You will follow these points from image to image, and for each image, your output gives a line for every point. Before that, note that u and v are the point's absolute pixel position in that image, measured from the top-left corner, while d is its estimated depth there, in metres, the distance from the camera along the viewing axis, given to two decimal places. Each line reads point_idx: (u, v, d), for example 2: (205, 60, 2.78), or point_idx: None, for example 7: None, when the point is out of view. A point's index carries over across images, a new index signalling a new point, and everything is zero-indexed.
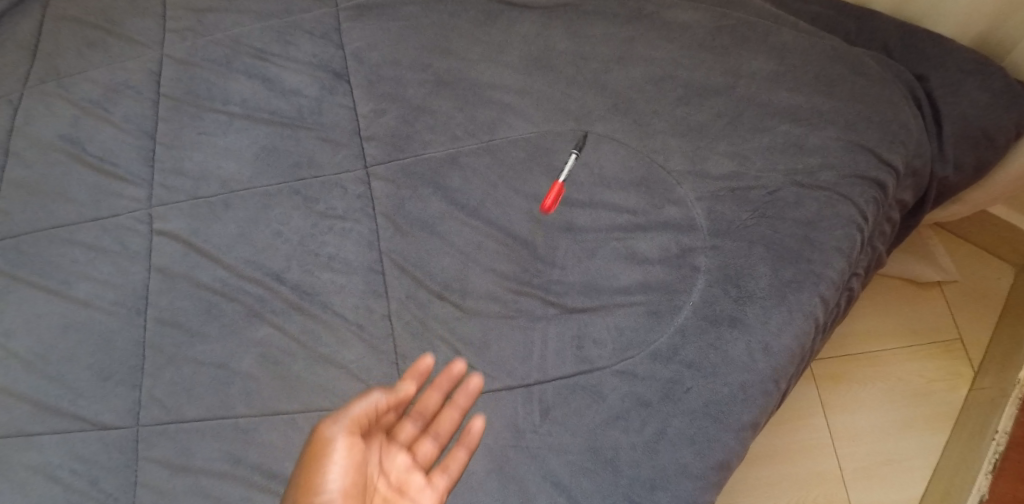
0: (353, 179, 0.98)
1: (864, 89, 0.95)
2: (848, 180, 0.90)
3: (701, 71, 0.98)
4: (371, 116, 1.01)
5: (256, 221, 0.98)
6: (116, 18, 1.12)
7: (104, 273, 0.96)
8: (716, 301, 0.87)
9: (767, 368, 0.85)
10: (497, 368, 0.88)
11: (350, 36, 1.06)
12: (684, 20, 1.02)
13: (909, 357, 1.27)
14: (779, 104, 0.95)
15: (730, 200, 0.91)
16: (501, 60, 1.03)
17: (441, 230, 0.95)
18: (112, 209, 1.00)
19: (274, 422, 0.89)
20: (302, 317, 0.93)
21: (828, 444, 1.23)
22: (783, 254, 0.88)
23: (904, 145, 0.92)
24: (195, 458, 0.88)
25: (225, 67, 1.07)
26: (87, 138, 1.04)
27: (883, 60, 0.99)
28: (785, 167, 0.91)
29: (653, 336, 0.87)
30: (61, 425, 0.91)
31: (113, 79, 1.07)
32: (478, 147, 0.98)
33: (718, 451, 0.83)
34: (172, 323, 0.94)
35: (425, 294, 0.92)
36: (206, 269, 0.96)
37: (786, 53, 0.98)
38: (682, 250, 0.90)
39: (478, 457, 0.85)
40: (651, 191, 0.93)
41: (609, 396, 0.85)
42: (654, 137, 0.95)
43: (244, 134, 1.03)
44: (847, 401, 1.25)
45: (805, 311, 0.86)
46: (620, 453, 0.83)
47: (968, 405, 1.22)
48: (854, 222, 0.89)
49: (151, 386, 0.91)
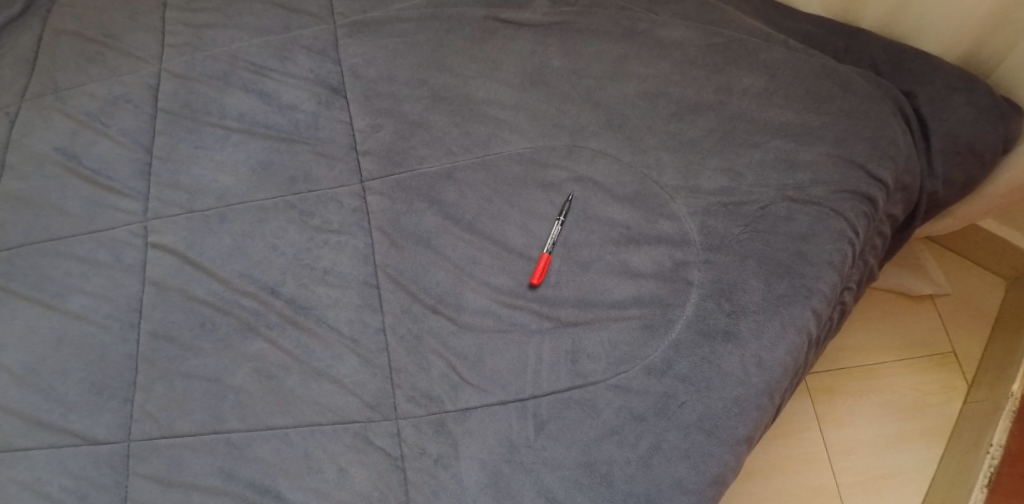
0: (349, 194, 0.99)
1: (854, 105, 0.96)
2: (839, 194, 0.91)
3: (692, 88, 0.99)
4: (367, 131, 1.02)
5: (251, 235, 0.98)
6: (115, 32, 1.13)
7: (98, 286, 0.96)
8: (709, 314, 0.87)
9: (761, 382, 0.85)
10: (492, 383, 0.88)
11: (346, 52, 1.07)
12: (677, 38, 1.03)
13: (903, 372, 1.28)
14: (771, 120, 0.96)
15: (723, 215, 0.91)
16: (496, 77, 1.04)
17: (437, 244, 0.95)
18: (107, 222, 1.00)
19: (267, 436, 0.88)
20: (297, 331, 0.93)
21: (823, 459, 1.23)
22: (776, 268, 0.89)
23: (894, 159, 0.93)
24: (186, 474, 0.87)
25: (222, 82, 1.08)
26: (83, 151, 1.04)
27: (872, 77, 1.01)
28: (776, 182, 0.92)
29: (647, 350, 0.87)
30: (52, 440, 0.90)
31: (111, 92, 1.08)
32: (473, 161, 0.99)
33: (713, 466, 0.83)
34: (165, 337, 0.93)
35: (420, 309, 0.92)
36: (201, 283, 0.96)
37: (777, 70, 0.99)
38: (676, 264, 0.90)
39: (473, 473, 0.85)
40: (645, 206, 0.94)
41: (604, 411, 0.85)
42: (648, 153, 0.96)
43: (241, 149, 1.03)
44: (842, 415, 1.26)
45: (798, 325, 0.87)
46: (614, 468, 0.83)
47: (963, 419, 1.22)
48: (845, 236, 0.90)
49: (144, 400, 0.91)
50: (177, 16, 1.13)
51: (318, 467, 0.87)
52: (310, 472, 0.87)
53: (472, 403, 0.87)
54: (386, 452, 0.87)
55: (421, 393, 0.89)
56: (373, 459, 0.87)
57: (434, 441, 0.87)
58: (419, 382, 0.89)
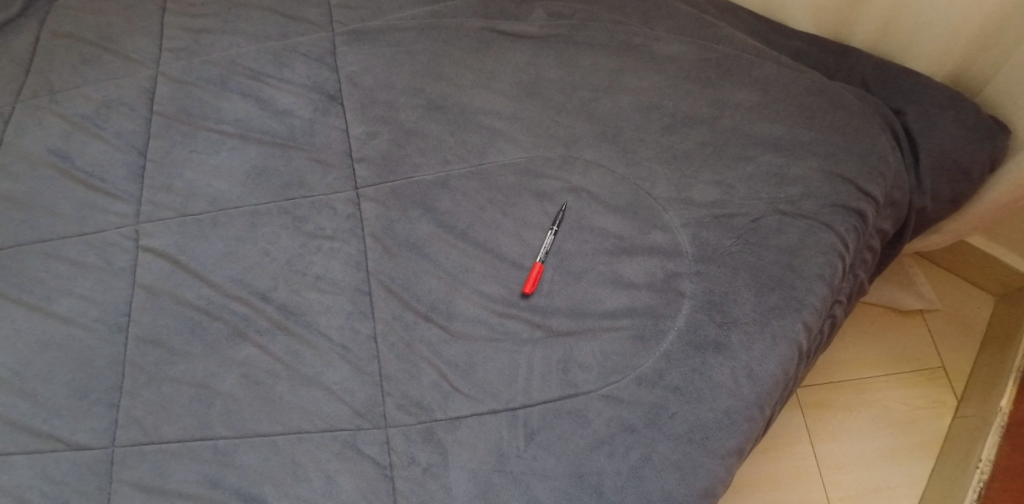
0: (343, 200, 0.99)
1: (845, 121, 0.97)
2: (829, 209, 0.92)
3: (686, 101, 1.00)
4: (363, 138, 1.03)
5: (244, 240, 0.98)
6: (113, 36, 1.13)
7: (87, 289, 0.96)
8: (701, 325, 0.88)
9: (752, 393, 0.85)
10: (483, 392, 0.88)
11: (344, 60, 1.08)
12: (671, 52, 1.05)
13: (892, 388, 1.28)
14: (763, 134, 0.97)
15: (715, 227, 0.92)
16: (493, 87, 1.05)
17: (430, 251, 0.95)
18: (99, 224, 0.99)
19: (254, 444, 0.88)
20: (287, 337, 0.92)
21: (812, 473, 1.23)
22: (767, 280, 0.89)
23: (884, 175, 0.95)
24: (171, 481, 0.86)
25: (219, 87, 1.08)
26: (76, 154, 1.04)
27: (862, 95, 1.02)
28: (768, 195, 0.93)
29: (638, 360, 0.87)
30: (34, 445, 0.89)
31: (106, 95, 1.08)
32: (468, 171, 0.99)
33: (703, 478, 0.83)
34: (153, 341, 0.92)
35: (411, 316, 0.92)
36: (192, 287, 0.95)
37: (768, 86, 1.01)
38: (668, 275, 0.91)
39: (462, 482, 0.84)
40: (638, 217, 0.94)
41: (594, 421, 0.85)
42: (641, 165, 0.97)
43: (236, 154, 1.03)
44: (832, 430, 1.26)
45: (788, 337, 0.87)
46: (604, 479, 0.83)
47: (952, 435, 1.23)
48: (835, 250, 0.91)
49: (129, 405, 0.90)
50: (175, 22, 1.14)
51: (305, 475, 0.86)
52: (297, 480, 0.86)
53: (462, 412, 0.87)
54: (375, 460, 0.86)
55: (410, 401, 0.88)
56: (362, 468, 0.86)
57: (423, 450, 0.86)
58: (409, 389, 0.89)
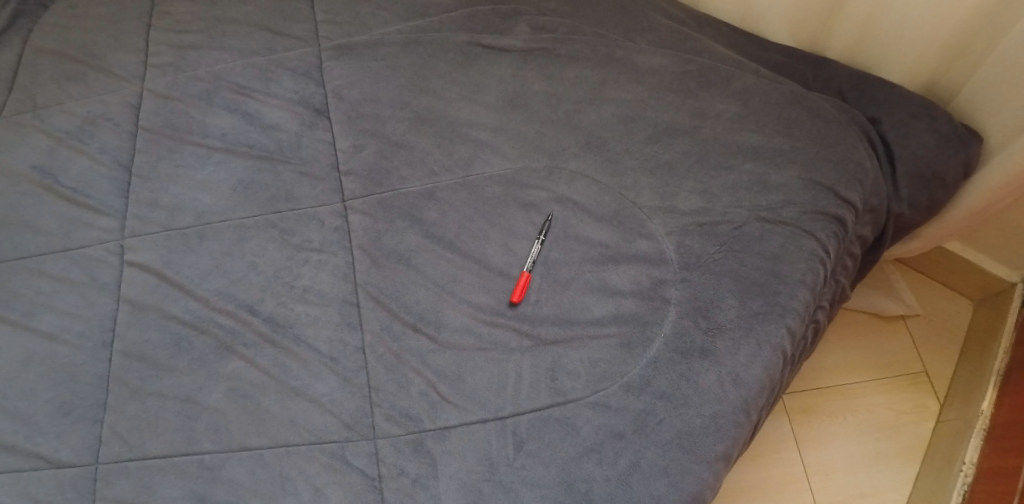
0: (330, 212, 0.99)
1: (823, 130, 1.00)
2: (809, 215, 0.94)
3: (669, 112, 1.02)
4: (350, 151, 1.03)
5: (231, 253, 0.97)
6: (97, 52, 1.13)
7: (71, 304, 0.95)
8: (686, 332, 0.89)
9: (739, 398, 0.86)
10: (471, 401, 0.88)
11: (331, 74, 1.09)
12: (653, 63, 1.07)
13: (875, 393, 1.30)
14: (743, 144, 0.99)
15: (699, 234, 0.94)
16: (479, 100, 1.06)
17: (418, 262, 0.96)
18: (83, 239, 0.99)
19: (241, 458, 0.87)
20: (274, 350, 0.92)
21: (800, 479, 1.24)
22: (751, 286, 0.91)
23: (861, 183, 0.97)
24: (156, 497, 0.85)
25: (206, 102, 1.09)
26: (60, 170, 1.04)
27: (839, 105, 1.05)
28: (750, 203, 0.95)
29: (626, 367, 0.88)
30: (15, 463, 0.87)
31: (91, 111, 1.08)
32: (455, 182, 1.00)
33: (691, 483, 0.83)
34: (139, 355, 0.92)
35: (400, 327, 0.92)
36: (178, 301, 0.95)
37: (748, 97, 1.03)
38: (654, 282, 0.92)
39: (451, 492, 0.84)
40: (623, 226, 0.95)
41: (583, 428, 0.85)
42: (626, 175, 0.99)
43: (222, 168, 1.03)
44: (818, 436, 1.27)
45: (773, 343, 0.89)
46: (594, 486, 0.83)
47: (936, 439, 1.24)
48: (816, 255, 0.92)
49: (114, 421, 0.89)
50: (162, 38, 1.14)
51: (293, 489, 0.85)
52: (285, 493, 0.85)
53: (451, 422, 0.87)
54: (363, 472, 0.86)
55: (400, 411, 0.88)
56: (350, 480, 0.86)
57: (412, 461, 0.86)
58: (398, 400, 0.89)
